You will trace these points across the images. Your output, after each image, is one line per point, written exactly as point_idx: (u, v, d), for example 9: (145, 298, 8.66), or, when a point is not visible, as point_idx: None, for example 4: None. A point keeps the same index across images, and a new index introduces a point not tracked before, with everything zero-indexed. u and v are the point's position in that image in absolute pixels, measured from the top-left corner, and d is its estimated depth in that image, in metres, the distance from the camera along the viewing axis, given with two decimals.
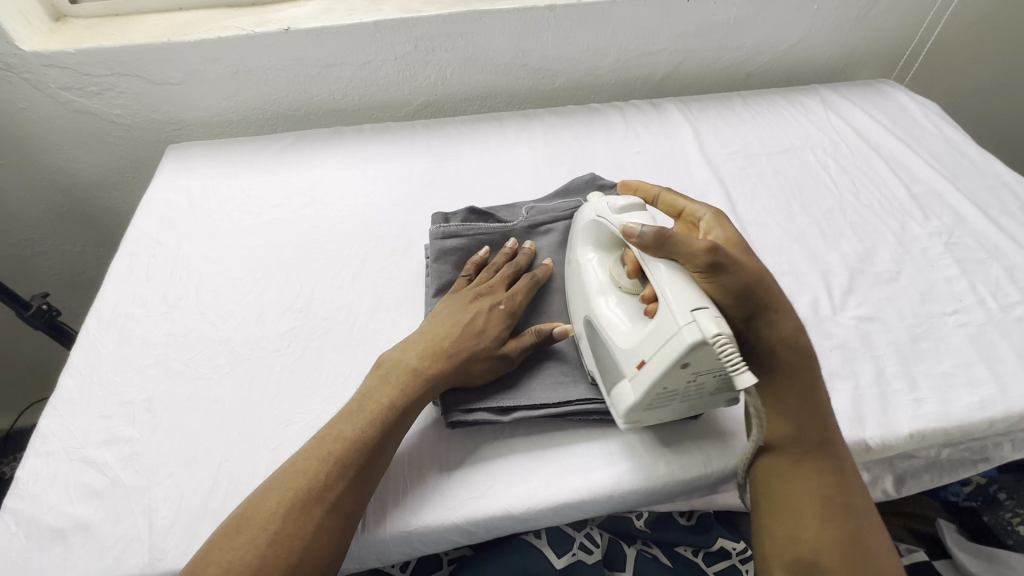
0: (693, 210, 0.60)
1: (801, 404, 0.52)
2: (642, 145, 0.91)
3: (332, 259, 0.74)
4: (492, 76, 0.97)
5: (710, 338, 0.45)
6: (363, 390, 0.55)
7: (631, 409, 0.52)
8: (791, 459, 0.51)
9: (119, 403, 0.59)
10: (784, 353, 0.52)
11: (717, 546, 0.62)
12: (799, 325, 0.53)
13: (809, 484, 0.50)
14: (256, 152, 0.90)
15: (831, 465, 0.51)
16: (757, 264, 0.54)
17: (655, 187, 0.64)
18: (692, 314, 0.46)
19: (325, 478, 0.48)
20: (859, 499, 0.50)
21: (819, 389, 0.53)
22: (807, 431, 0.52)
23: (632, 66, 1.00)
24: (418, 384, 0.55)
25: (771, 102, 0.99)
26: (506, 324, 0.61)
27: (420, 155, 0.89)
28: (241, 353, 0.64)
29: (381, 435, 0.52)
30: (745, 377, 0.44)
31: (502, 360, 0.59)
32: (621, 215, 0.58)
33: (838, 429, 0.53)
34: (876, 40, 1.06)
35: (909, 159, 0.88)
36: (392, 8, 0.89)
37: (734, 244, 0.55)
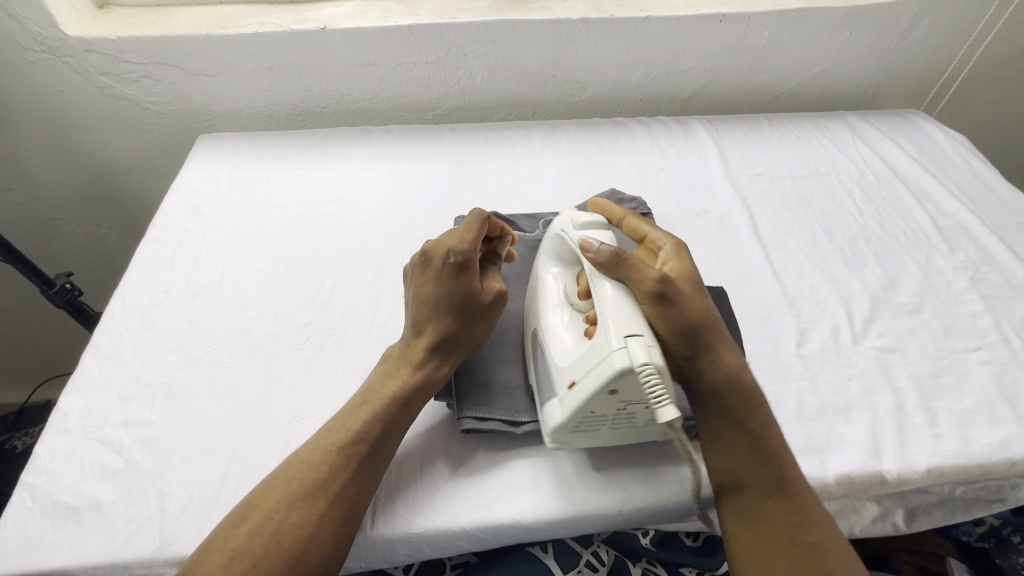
0: (655, 239, 0.60)
1: (752, 450, 0.51)
2: (667, 161, 0.91)
3: (354, 257, 0.74)
4: (521, 85, 0.98)
5: (637, 366, 0.45)
6: (367, 383, 0.56)
7: (558, 428, 0.52)
8: (754, 505, 0.49)
9: (138, 385, 0.60)
10: (728, 394, 0.52)
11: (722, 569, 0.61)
12: (741, 362, 0.54)
13: (774, 526, 0.48)
14: (284, 147, 0.91)
15: (789, 492, 0.50)
16: (704, 304, 0.54)
17: (622, 210, 0.64)
18: (625, 340, 0.47)
19: (330, 469, 0.49)
20: (825, 523, 0.49)
21: (763, 422, 0.52)
22: (767, 471, 0.50)
23: (661, 82, 1.01)
24: (417, 373, 0.55)
25: (799, 126, 0.99)
26: (471, 277, 0.56)
27: (446, 158, 0.90)
28: (260, 344, 0.64)
29: (388, 425, 0.52)
30: (668, 411, 0.45)
31: (487, 309, 0.57)
32: (581, 231, 0.58)
33: (789, 453, 0.52)
34: (907, 70, 1.05)
35: (936, 191, 0.87)
36: (428, 13, 0.90)
37: (687, 280, 0.55)
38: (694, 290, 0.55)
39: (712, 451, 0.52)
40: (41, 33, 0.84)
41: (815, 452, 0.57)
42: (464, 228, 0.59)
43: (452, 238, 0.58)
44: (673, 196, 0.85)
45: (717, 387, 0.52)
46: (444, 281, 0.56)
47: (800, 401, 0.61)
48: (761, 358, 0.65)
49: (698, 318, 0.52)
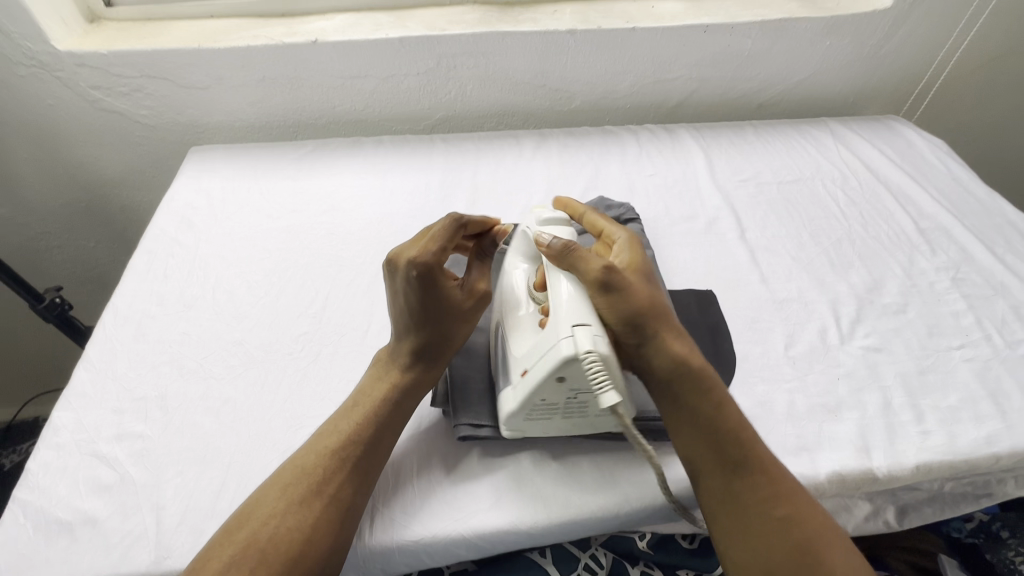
0: (612, 234, 0.62)
1: (694, 423, 0.51)
2: (655, 169, 0.92)
3: (347, 266, 0.75)
4: (511, 95, 1.00)
5: (582, 353, 0.47)
6: (358, 387, 0.57)
7: (511, 416, 0.54)
8: (720, 480, 0.50)
9: (132, 398, 0.60)
10: (677, 376, 0.52)
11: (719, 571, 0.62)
12: (691, 348, 0.54)
13: (744, 503, 0.49)
14: (276, 159, 0.92)
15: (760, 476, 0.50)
16: (652, 293, 0.54)
17: (582, 206, 0.67)
18: (573, 329, 0.48)
19: (324, 472, 0.49)
20: (793, 495, 0.49)
21: (722, 405, 0.52)
22: (728, 446, 0.50)
23: (647, 92, 1.03)
24: (404, 377, 0.56)
25: (782, 133, 1.02)
26: (437, 291, 0.55)
27: (436, 168, 0.91)
28: (254, 355, 0.64)
29: (380, 427, 0.53)
30: (609, 397, 0.45)
31: (459, 320, 0.57)
32: (543, 226, 0.61)
33: (750, 433, 0.52)
34: (885, 78, 1.09)
35: (917, 194, 0.89)
36: (418, 26, 0.91)
37: (636, 269, 0.56)
38: (640, 281, 0.55)
39: (678, 442, 0.52)
40: (31, 47, 0.84)
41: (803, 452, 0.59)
42: (433, 234, 0.57)
43: (415, 247, 0.56)
44: (662, 202, 0.87)
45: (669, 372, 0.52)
46: (409, 293, 0.55)
47: (789, 402, 0.62)
48: (751, 360, 0.66)
49: (642, 306, 0.52)
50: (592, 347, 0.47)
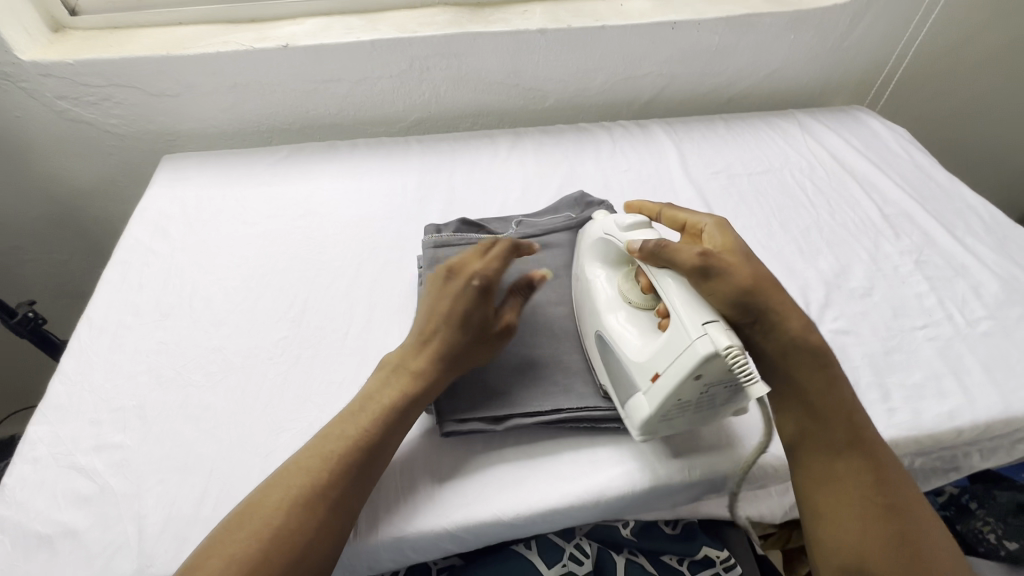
0: (696, 222, 0.61)
1: (803, 404, 0.53)
2: (629, 164, 0.94)
3: (325, 270, 0.75)
4: (485, 95, 1.01)
5: (722, 349, 0.48)
6: (364, 391, 0.56)
7: (647, 421, 0.54)
8: (823, 461, 0.52)
9: (110, 409, 0.59)
10: (791, 355, 0.53)
11: (701, 554, 0.63)
12: (805, 323, 0.54)
13: (848, 487, 0.50)
14: (251, 165, 0.91)
15: (868, 462, 0.51)
16: (753, 268, 0.54)
17: (657, 205, 0.66)
18: (704, 327, 0.49)
19: (329, 476, 0.49)
20: (897, 485, 0.51)
21: (835, 388, 0.53)
22: (836, 429, 0.52)
23: (619, 89, 1.05)
24: (418, 384, 0.55)
25: (752, 126, 1.04)
26: (484, 304, 0.58)
27: (413, 169, 0.91)
28: (234, 361, 0.64)
29: (387, 433, 0.53)
30: (758, 387, 0.47)
31: (490, 340, 0.58)
32: (628, 232, 0.60)
33: (865, 418, 0.54)
34: (849, 70, 1.12)
35: (881, 182, 0.92)
36: (389, 28, 0.92)
37: (733, 249, 0.56)
38: (739, 258, 0.55)
39: (783, 421, 0.55)
40: None
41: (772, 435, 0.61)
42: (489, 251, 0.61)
43: (475, 261, 0.59)
44: (636, 197, 0.88)
45: (779, 351, 0.54)
46: (461, 298, 0.57)
47: None
48: None
49: (748, 284, 0.53)
50: (732, 342, 0.48)
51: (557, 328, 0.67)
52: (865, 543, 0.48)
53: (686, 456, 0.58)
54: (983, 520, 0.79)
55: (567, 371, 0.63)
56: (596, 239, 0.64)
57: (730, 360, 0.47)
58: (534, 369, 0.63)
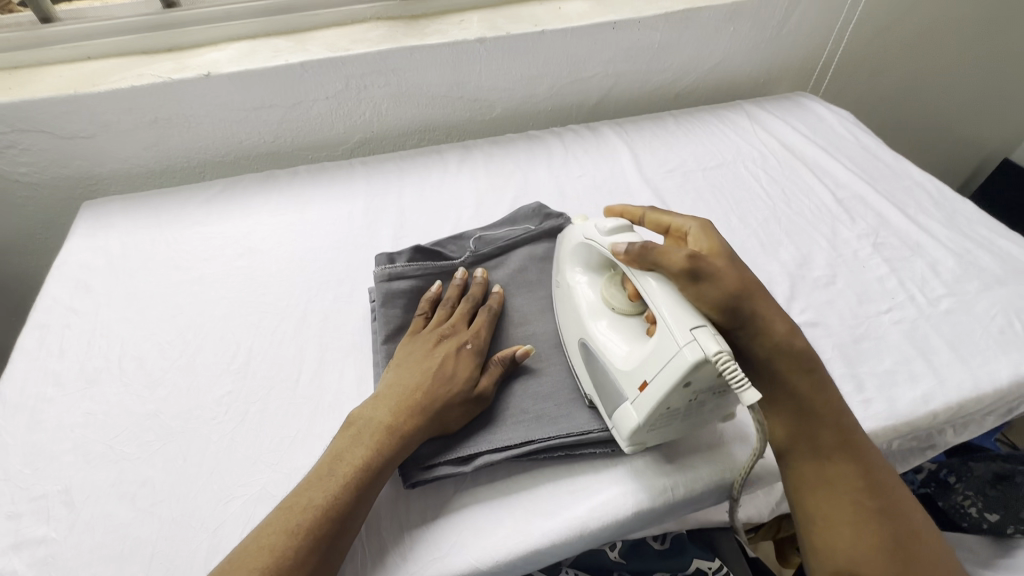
0: (679, 225, 0.60)
1: (786, 411, 0.52)
2: (583, 169, 0.92)
3: (270, 312, 0.69)
4: (429, 110, 0.97)
5: (712, 355, 0.45)
6: (331, 451, 0.51)
7: (636, 431, 0.51)
8: (812, 466, 0.51)
9: (30, 498, 0.53)
10: (776, 360, 0.52)
11: (692, 567, 0.64)
12: (791, 327, 0.53)
13: (835, 485, 0.49)
14: (181, 204, 0.85)
15: (854, 459, 0.51)
16: (741, 274, 0.53)
17: (639, 209, 0.64)
18: (692, 333, 0.46)
19: (295, 554, 0.44)
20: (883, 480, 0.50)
21: (821, 387, 0.53)
22: (822, 434, 0.51)
23: (567, 93, 1.02)
24: (393, 441, 0.51)
25: (702, 120, 1.03)
26: (476, 364, 0.58)
27: (359, 194, 0.87)
28: (172, 426, 0.58)
29: (359, 496, 0.49)
30: (751, 394, 0.43)
31: (476, 402, 0.56)
32: (611, 235, 0.58)
33: (850, 417, 0.53)
34: (790, 57, 1.13)
35: (832, 166, 0.93)
36: (319, 48, 0.87)
37: (719, 254, 0.55)
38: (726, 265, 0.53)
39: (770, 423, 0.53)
40: None
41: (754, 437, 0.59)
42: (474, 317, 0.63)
43: (463, 327, 0.61)
44: (593, 203, 0.86)
45: (762, 356, 0.52)
46: (457, 359, 0.57)
47: None
48: None
49: (733, 291, 0.51)
50: (721, 347, 0.45)
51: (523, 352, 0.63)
52: (854, 551, 0.47)
53: (667, 475, 0.56)
54: (961, 493, 0.78)
55: (537, 396, 0.59)
56: (579, 243, 0.62)
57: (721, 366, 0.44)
58: (501, 399, 0.59)
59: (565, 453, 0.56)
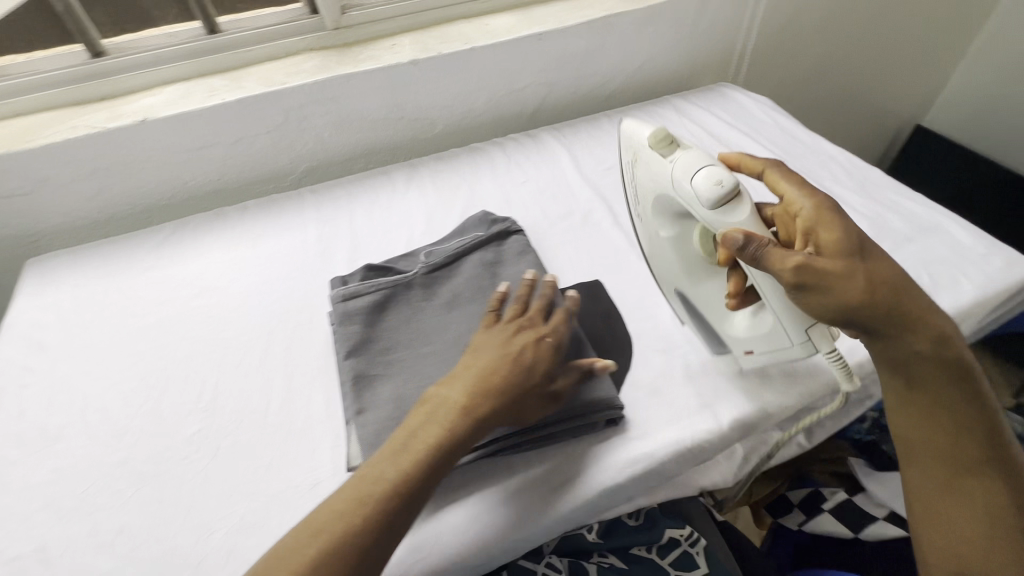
0: (793, 201, 0.55)
1: (925, 419, 0.50)
2: (526, 175, 0.96)
3: (232, 347, 0.71)
4: (371, 133, 0.99)
5: (827, 353, 0.54)
6: (407, 425, 0.53)
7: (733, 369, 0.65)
8: (945, 477, 0.50)
9: (3, 562, 0.53)
10: (915, 366, 0.49)
11: (666, 538, 0.68)
12: (944, 330, 0.49)
13: (976, 501, 0.49)
14: (130, 250, 0.85)
15: (996, 474, 0.49)
16: (879, 274, 0.48)
17: (759, 163, 0.60)
18: (807, 333, 0.54)
19: (337, 544, 0.45)
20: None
21: (966, 396, 0.50)
22: (967, 448, 0.49)
23: (504, 104, 1.07)
24: (464, 423, 0.52)
25: (633, 117, 1.10)
26: (552, 357, 0.58)
27: (311, 222, 0.89)
28: (144, 471, 0.59)
29: (418, 482, 0.49)
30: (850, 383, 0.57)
31: (547, 395, 0.57)
32: (716, 209, 0.56)
33: (999, 428, 0.50)
34: (709, 51, 1.20)
35: (755, 149, 1.00)
36: (255, 83, 0.88)
37: (838, 247, 0.50)
38: (844, 259, 0.49)
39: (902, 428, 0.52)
40: None
41: (753, 396, 0.65)
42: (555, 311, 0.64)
43: (550, 320, 0.62)
44: (538, 206, 0.90)
45: (889, 362, 0.50)
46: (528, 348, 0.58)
47: (684, 364, 0.68)
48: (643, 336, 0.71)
49: (864, 299, 0.47)
50: (831, 347, 0.54)
51: None
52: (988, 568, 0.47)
53: (627, 453, 0.60)
54: None
55: None
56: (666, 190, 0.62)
57: (831, 360, 0.55)
58: None
59: (531, 446, 0.59)
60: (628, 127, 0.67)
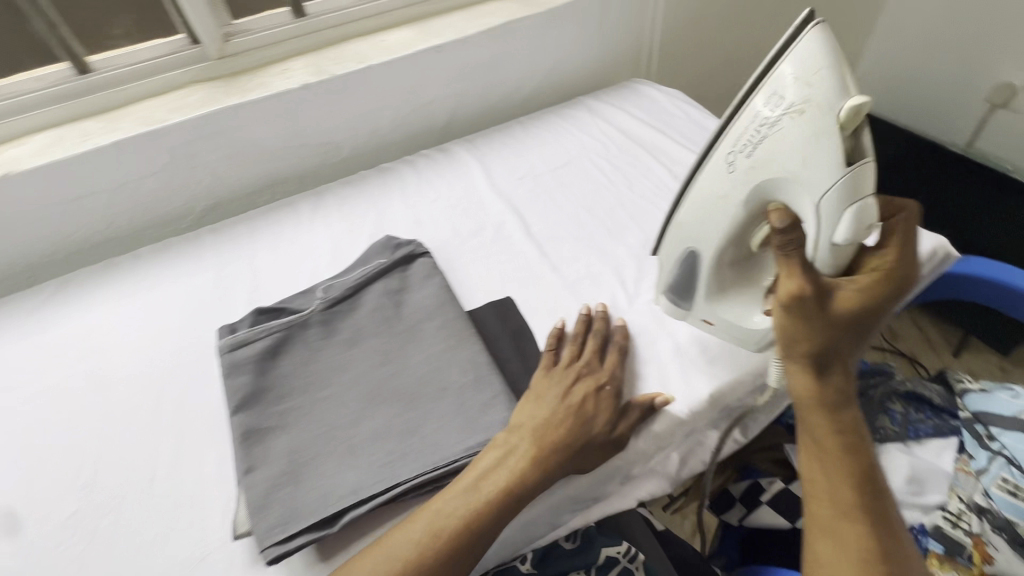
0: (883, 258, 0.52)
1: (818, 458, 0.52)
2: (437, 192, 0.93)
3: (118, 412, 0.66)
4: (272, 163, 0.95)
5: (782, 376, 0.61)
6: (447, 495, 0.51)
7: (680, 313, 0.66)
8: (828, 519, 0.50)
9: None
10: (815, 407, 0.52)
11: (602, 558, 0.66)
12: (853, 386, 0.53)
13: (852, 538, 0.48)
14: (9, 316, 0.78)
15: (876, 519, 0.49)
16: (847, 332, 0.50)
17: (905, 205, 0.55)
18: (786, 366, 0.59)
19: None
20: (903, 548, 0.48)
21: (859, 441, 0.52)
22: (846, 486, 0.50)
23: (412, 120, 1.03)
24: (506, 506, 0.51)
25: (547, 122, 1.08)
26: (616, 404, 0.59)
27: (208, 264, 0.84)
28: (11, 566, 0.54)
29: (443, 559, 0.48)
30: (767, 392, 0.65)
31: (584, 456, 0.55)
32: (827, 242, 0.50)
33: (883, 479, 0.51)
34: (619, 49, 1.20)
35: (667, 145, 0.99)
36: (132, 124, 0.83)
37: (848, 303, 0.50)
38: (845, 314, 0.50)
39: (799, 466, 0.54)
40: None
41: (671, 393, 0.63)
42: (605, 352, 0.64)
43: (598, 364, 0.62)
44: (448, 224, 0.87)
45: (805, 403, 0.53)
46: (562, 412, 0.56)
47: None
48: None
49: (827, 344, 0.50)
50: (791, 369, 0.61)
51: (383, 392, 0.62)
52: None
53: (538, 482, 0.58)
54: None
55: (400, 434, 0.59)
56: (780, 164, 0.51)
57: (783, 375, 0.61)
58: (363, 444, 0.58)
59: (431, 486, 0.56)
60: (811, 44, 0.49)
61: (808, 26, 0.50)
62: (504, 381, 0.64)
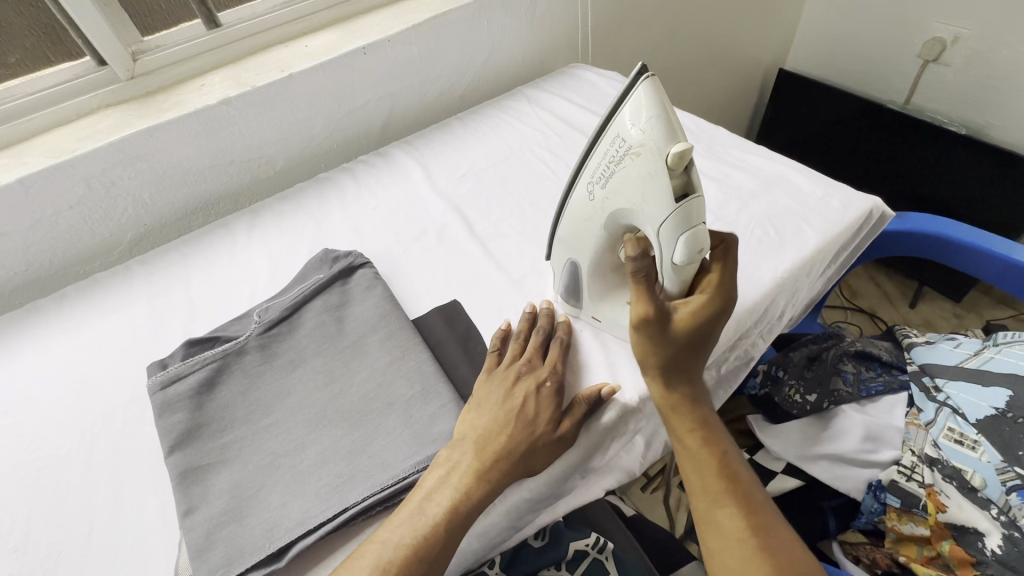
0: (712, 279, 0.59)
1: (689, 459, 0.59)
2: (377, 198, 0.90)
3: (50, 465, 0.62)
4: (201, 183, 0.91)
5: None
6: (395, 520, 0.51)
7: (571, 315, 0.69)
8: (709, 512, 0.56)
9: None
10: (674, 413, 0.59)
11: (572, 552, 0.66)
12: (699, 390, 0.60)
13: (730, 524, 0.55)
14: None
15: (742, 501, 0.56)
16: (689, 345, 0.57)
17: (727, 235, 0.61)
18: None
19: None
20: (768, 518, 0.56)
21: (716, 438, 0.59)
22: (714, 479, 0.57)
23: (346, 125, 1.00)
24: (451, 522, 0.51)
25: (486, 116, 1.06)
26: (557, 401, 0.58)
27: (140, 296, 0.80)
28: None
29: None
30: None
31: (531, 458, 0.54)
32: (672, 262, 0.55)
33: (740, 463, 0.59)
34: (554, 34, 1.18)
35: None
36: (40, 156, 0.78)
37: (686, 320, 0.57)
38: (684, 330, 0.56)
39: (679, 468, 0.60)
40: None
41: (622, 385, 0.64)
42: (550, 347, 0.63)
43: (540, 362, 0.61)
44: (390, 230, 0.85)
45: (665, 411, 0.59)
46: (500, 417, 0.55)
47: None
48: None
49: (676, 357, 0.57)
50: None
51: (328, 413, 0.60)
52: None
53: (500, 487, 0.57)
54: (790, 384, 0.87)
55: (348, 455, 0.56)
56: (626, 199, 0.55)
57: None
58: (310, 471, 0.56)
59: (384, 505, 0.54)
60: (642, 92, 0.51)
61: (642, 76, 0.52)
62: (453, 388, 0.62)
